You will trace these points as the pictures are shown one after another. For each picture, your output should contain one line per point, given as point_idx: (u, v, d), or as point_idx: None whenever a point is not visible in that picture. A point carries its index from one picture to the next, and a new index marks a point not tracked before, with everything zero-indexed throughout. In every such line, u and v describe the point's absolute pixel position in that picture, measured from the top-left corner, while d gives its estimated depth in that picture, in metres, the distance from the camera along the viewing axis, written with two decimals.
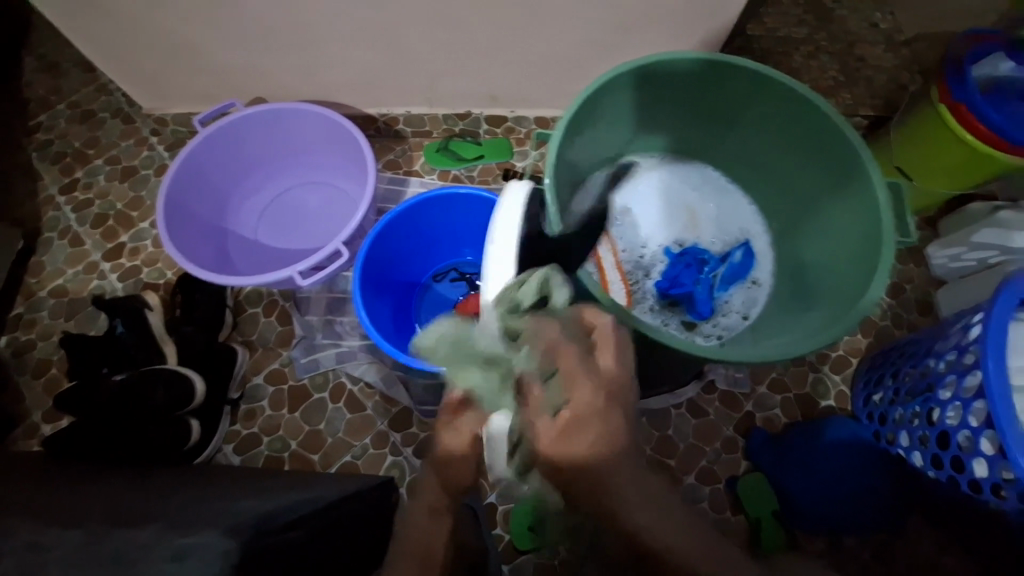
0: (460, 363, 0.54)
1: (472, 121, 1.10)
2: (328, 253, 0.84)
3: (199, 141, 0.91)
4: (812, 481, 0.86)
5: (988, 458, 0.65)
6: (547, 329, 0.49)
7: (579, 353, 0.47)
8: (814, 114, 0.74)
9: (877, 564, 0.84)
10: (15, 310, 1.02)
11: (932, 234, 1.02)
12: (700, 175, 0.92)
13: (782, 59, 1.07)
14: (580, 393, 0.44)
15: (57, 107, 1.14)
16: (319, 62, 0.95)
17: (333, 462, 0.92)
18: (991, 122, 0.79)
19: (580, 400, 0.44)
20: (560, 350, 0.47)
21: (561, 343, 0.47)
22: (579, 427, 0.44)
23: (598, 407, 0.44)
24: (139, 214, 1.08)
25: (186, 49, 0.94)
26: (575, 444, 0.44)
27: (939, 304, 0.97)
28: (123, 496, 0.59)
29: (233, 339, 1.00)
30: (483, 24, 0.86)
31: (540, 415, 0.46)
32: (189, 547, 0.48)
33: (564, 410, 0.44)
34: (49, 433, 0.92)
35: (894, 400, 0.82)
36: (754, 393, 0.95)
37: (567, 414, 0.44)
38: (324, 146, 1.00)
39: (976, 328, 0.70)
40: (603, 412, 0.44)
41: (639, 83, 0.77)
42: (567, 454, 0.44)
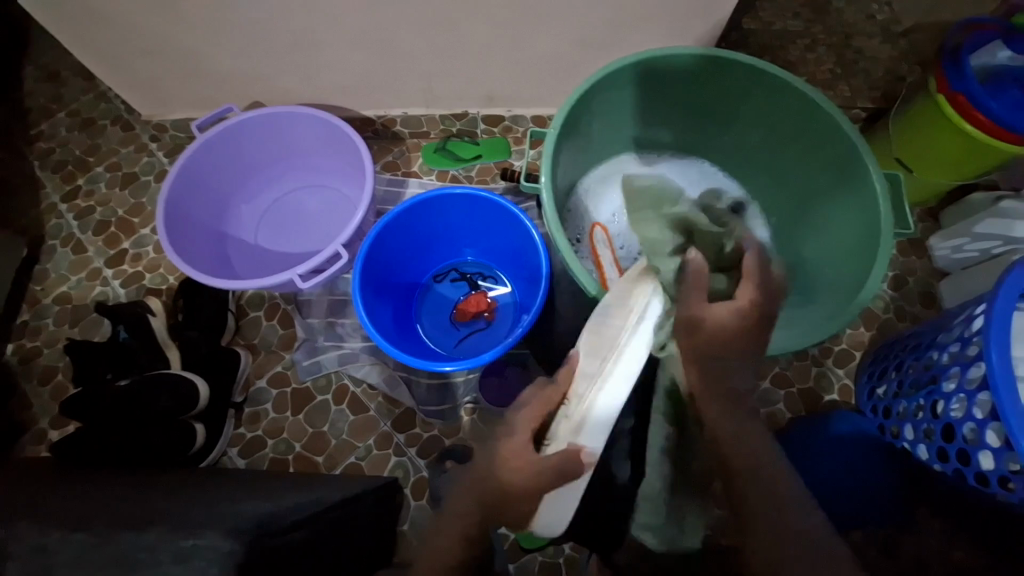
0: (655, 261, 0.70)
1: (469, 121, 1.11)
2: (328, 256, 0.84)
3: (197, 147, 0.91)
4: (816, 475, 0.85)
5: (993, 450, 0.65)
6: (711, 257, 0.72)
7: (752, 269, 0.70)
8: (810, 108, 0.74)
9: (884, 558, 0.84)
10: (20, 318, 1.03)
11: (933, 225, 1.02)
12: (697, 171, 0.91)
13: (779, 52, 1.07)
14: (746, 292, 0.67)
15: (57, 116, 1.15)
16: (315, 66, 0.96)
17: (337, 463, 0.92)
18: (989, 111, 0.78)
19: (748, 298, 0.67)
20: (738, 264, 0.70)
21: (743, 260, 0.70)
22: (742, 313, 0.66)
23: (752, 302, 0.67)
24: (141, 220, 1.09)
25: (183, 56, 0.94)
26: (744, 316, 0.65)
27: (942, 296, 0.97)
28: (128, 499, 0.59)
29: (235, 342, 1.00)
30: (477, 24, 0.86)
31: (721, 296, 0.66)
32: (192, 549, 0.48)
33: (731, 301, 0.66)
34: (55, 439, 0.93)
35: (899, 393, 0.81)
36: (757, 388, 0.94)
37: (729, 304, 0.66)
38: (321, 149, 1.00)
39: (979, 320, 0.69)
40: (755, 308, 0.66)
41: (634, 80, 0.77)
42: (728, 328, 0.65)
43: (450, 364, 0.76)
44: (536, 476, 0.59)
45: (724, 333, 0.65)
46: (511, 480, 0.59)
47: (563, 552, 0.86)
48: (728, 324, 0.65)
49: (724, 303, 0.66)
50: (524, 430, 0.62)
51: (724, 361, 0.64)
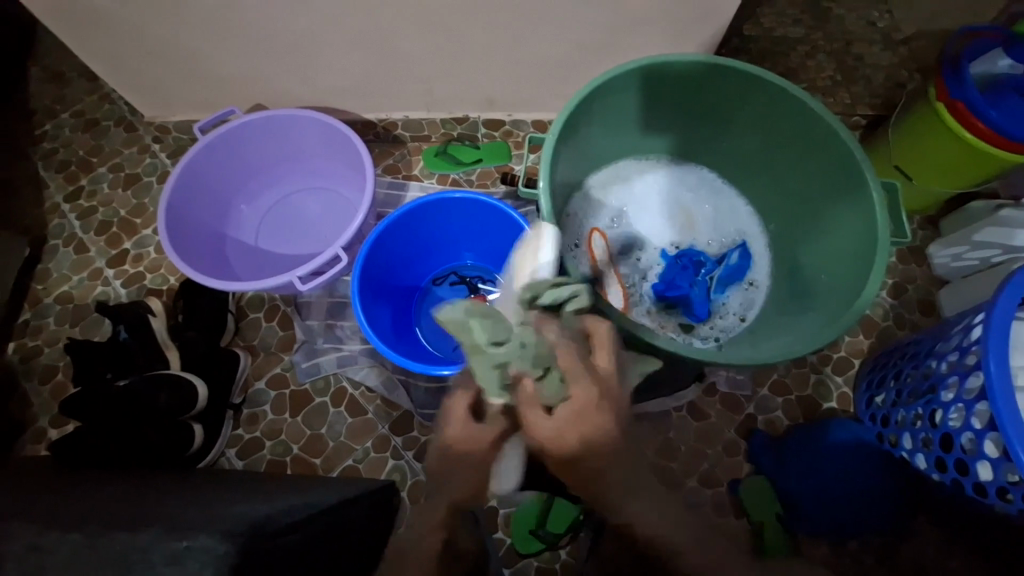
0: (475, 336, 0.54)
1: (471, 125, 1.11)
2: (327, 258, 0.84)
3: (199, 149, 0.92)
4: (814, 484, 0.85)
5: (991, 460, 0.65)
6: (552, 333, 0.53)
7: (572, 354, 0.52)
8: (808, 115, 0.74)
9: (881, 567, 0.84)
10: (22, 317, 1.04)
11: (933, 233, 1.02)
12: (696, 177, 0.91)
13: (780, 59, 1.07)
14: (581, 388, 0.50)
15: (61, 116, 1.16)
16: (316, 69, 0.96)
17: (334, 465, 0.92)
18: (989, 121, 0.79)
19: (578, 395, 0.49)
20: (557, 350, 0.52)
21: (560, 345, 0.52)
22: (576, 424, 0.49)
23: (590, 415, 0.49)
24: (142, 221, 1.10)
25: (186, 58, 0.95)
26: (568, 442, 0.49)
27: (941, 304, 0.97)
28: (123, 499, 0.60)
29: (234, 344, 1.00)
30: (477, 29, 0.87)
31: (534, 410, 0.50)
32: (185, 551, 0.48)
33: (563, 403, 0.49)
34: (54, 438, 0.93)
35: (897, 402, 0.81)
36: (755, 395, 0.94)
37: (573, 405, 0.50)
38: (322, 151, 1.01)
39: (978, 329, 0.69)
40: (590, 426, 0.49)
41: (632, 85, 0.78)
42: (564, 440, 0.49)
43: (449, 368, 0.76)
44: (488, 456, 0.56)
45: (570, 431, 0.49)
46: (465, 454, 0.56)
47: (559, 557, 0.86)
48: (555, 441, 0.49)
49: (547, 409, 0.50)
50: (459, 412, 0.58)
51: (576, 463, 0.50)
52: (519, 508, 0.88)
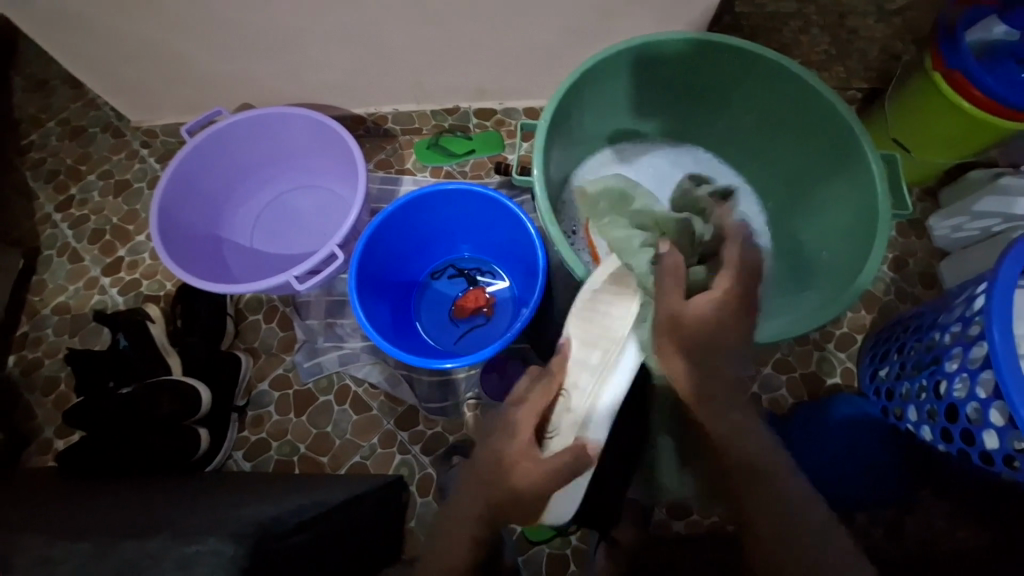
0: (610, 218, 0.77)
1: (462, 115, 1.10)
2: (324, 256, 0.84)
3: (188, 152, 0.91)
4: (820, 460, 0.85)
5: (997, 429, 0.65)
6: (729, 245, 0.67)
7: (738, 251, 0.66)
8: (804, 90, 0.73)
9: (889, 539, 0.84)
10: (20, 329, 1.03)
11: (932, 205, 1.01)
12: (692, 158, 0.90)
13: (773, 34, 1.06)
14: (725, 282, 0.62)
15: (47, 125, 1.14)
16: (302, 66, 0.95)
17: (342, 463, 0.93)
18: (985, 87, 0.77)
19: (724, 289, 0.61)
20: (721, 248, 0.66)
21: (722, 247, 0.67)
22: (708, 331, 0.59)
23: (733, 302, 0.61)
24: (135, 227, 1.09)
25: (168, 59, 0.93)
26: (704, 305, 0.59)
27: (943, 276, 0.96)
28: (131, 507, 0.60)
29: (235, 347, 1.00)
30: (464, 18, 0.85)
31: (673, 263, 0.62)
32: (195, 555, 0.48)
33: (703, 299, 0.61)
34: (61, 449, 0.94)
35: (901, 375, 0.81)
36: (758, 374, 0.94)
37: (713, 292, 0.61)
38: (313, 149, 1.00)
39: (981, 299, 0.68)
40: (737, 300, 0.61)
41: (623, 67, 0.76)
42: (679, 373, 0.59)
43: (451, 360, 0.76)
44: (546, 479, 0.57)
45: (694, 349, 0.58)
46: (522, 484, 0.56)
47: (570, 543, 0.86)
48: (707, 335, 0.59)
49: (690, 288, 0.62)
50: (528, 424, 0.59)
51: (694, 333, 0.59)
52: None
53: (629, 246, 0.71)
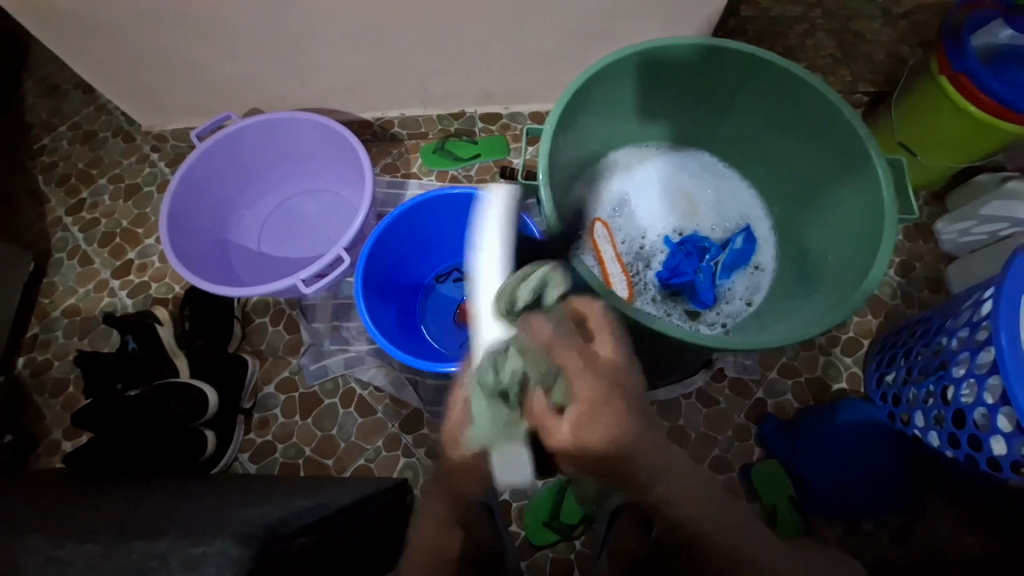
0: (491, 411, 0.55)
1: (467, 120, 1.10)
2: (330, 260, 0.84)
3: (196, 156, 0.92)
4: (824, 465, 0.85)
5: (1005, 435, 0.64)
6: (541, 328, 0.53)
7: (575, 348, 0.53)
8: (810, 95, 0.73)
9: (897, 546, 0.83)
10: (30, 331, 1.04)
11: (939, 209, 1.01)
12: (698, 162, 0.90)
13: (779, 38, 1.05)
14: (586, 390, 0.51)
15: (59, 129, 1.16)
16: (308, 71, 0.96)
17: (347, 466, 0.93)
18: (991, 91, 0.78)
19: (584, 393, 0.51)
20: (557, 346, 0.52)
21: (558, 340, 0.53)
22: (589, 419, 0.51)
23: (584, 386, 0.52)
24: (145, 230, 1.10)
25: (179, 65, 0.95)
26: (584, 435, 0.50)
27: (950, 281, 0.96)
28: (137, 507, 0.60)
29: (242, 349, 1.01)
30: (469, 23, 0.86)
31: (549, 419, 0.52)
32: (201, 556, 0.49)
33: (571, 407, 0.51)
34: (69, 449, 0.94)
35: (908, 380, 0.81)
36: (764, 378, 0.94)
37: (576, 410, 0.51)
38: (320, 153, 1.00)
39: (988, 304, 0.68)
40: (610, 412, 0.51)
41: (628, 72, 0.77)
42: (589, 443, 0.51)
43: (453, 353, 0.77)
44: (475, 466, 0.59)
45: (595, 430, 0.50)
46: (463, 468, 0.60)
47: (574, 547, 0.86)
48: (577, 421, 0.51)
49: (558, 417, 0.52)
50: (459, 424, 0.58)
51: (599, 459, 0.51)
52: (532, 501, 0.88)
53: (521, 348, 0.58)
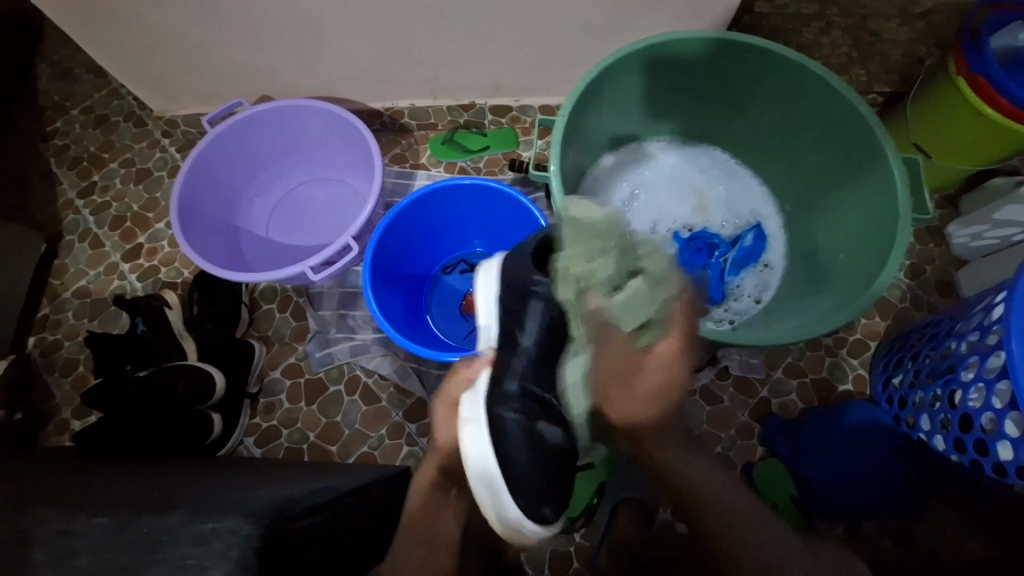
0: (604, 245, 0.61)
1: (477, 112, 1.10)
2: (338, 248, 0.84)
3: (207, 141, 0.92)
4: (828, 466, 0.85)
5: (1011, 440, 0.64)
6: (665, 343, 0.60)
7: (679, 324, 0.61)
8: (826, 92, 0.72)
9: (898, 549, 0.83)
10: (41, 312, 1.06)
11: (952, 212, 0.99)
12: (709, 158, 0.90)
13: (794, 35, 1.04)
14: (667, 344, 0.60)
15: (72, 113, 1.17)
16: (320, 59, 0.96)
17: (350, 452, 0.94)
18: (1011, 95, 0.77)
19: (662, 353, 0.60)
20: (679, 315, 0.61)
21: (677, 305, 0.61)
22: (667, 363, 0.60)
23: (666, 359, 0.60)
24: (155, 215, 1.11)
25: (193, 52, 0.95)
26: (659, 371, 0.60)
27: (960, 285, 0.95)
28: (149, 484, 0.62)
29: (249, 335, 1.01)
30: (483, 12, 0.86)
31: (661, 346, 0.60)
32: (212, 531, 0.52)
33: (662, 345, 0.60)
34: (78, 429, 0.96)
35: (915, 383, 0.80)
36: (769, 378, 0.93)
37: (658, 353, 0.60)
38: (331, 143, 1.01)
39: (999, 308, 0.67)
40: (664, 369, 0.60)
41: (642, 70, 0.77)
42: (670, 372, 0.60)
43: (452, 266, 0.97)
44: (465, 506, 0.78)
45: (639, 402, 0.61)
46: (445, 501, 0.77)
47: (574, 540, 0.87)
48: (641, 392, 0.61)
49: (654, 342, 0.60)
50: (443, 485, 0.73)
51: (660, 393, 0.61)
52: None
53: (597, 250, 0.61)
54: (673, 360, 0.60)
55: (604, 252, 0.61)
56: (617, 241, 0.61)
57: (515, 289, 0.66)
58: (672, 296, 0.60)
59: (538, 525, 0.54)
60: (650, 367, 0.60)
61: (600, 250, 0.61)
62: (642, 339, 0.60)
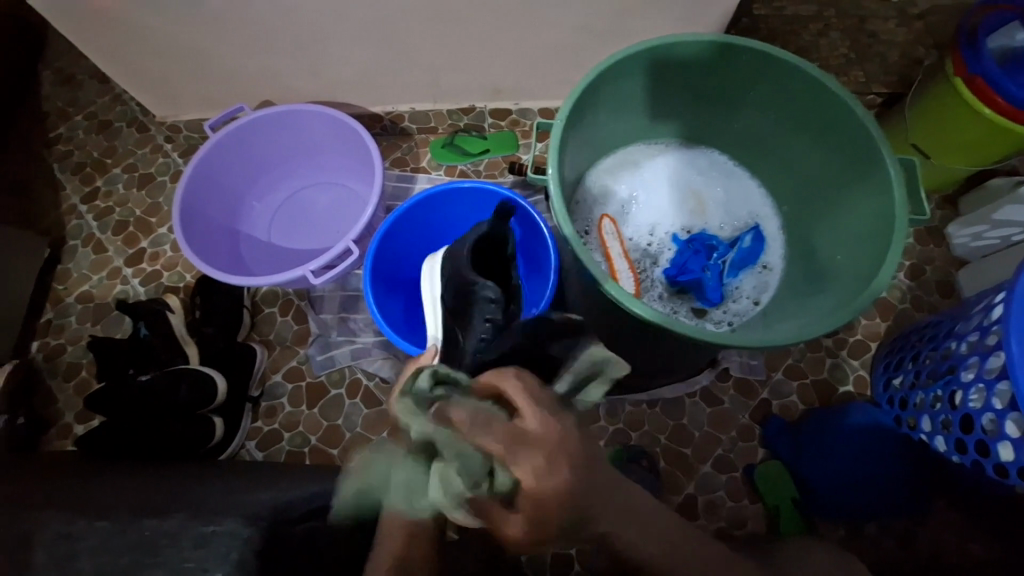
0: (419, 411, 0.46)
1: (477, 115, 1.10)
2: (339, 252, 0.85)
3: (208, 146, 0.93)
4: (829, 467, 0.85)
5: (1012, 441, 0.64)
6: (494, 446, 0.38)
7: (495, 426, 0.38)
8: (823, 94, 0.72)
9: (901, 551, 0.83)
10: (44, 316, 1.06)
11: (951, 212, 0.99)
12: (707, 160, 0.90)
13: (791, 38, 1.04)
14: (496, 446, 0.37)
15: (75, 119, 1.18)
16: (321, 64, 0.97)
17: (352, 456, 0.94)
18: (1009, 95, 0.77)
19: (512, 486, 0.37)
20: (475, 429, 0.39)
21: (473, 424, 0.39)
22: (529, 491, 0.37)
23: (521, 487, 0.37)
24: (157, 220, 1.12)
25: (195, 58, 0.96)
26: (534, 502, 0.37)
27: (961, 285, 0.95)
28: (150, 488, 0.62)
29: (251, 338, 1.02)
30: (481, 17, 0.86)
31: (508, 504, 0.39)
32: None
33: (506, 483, 0.38)
34: (81, 433, 0.97)
35: (915, 384, 0.80)
36: (769, 379, 0.94)
37: (512, 481, 0.37)
38: (332, 147, 1.01)
39: (999, 308, 0.67)
40: (530, 497, 0.37)
41: (640, 73, 0.77)
42: (539, 494, 0.37)
43: None
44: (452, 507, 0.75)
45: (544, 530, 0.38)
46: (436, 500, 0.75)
47: (575, 543, 0.86)
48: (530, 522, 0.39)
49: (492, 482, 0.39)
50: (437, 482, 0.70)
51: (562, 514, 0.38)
52: None
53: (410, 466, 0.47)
54: (525, 485, 0.36)
55: (418, 440, 0.45)
56: (421, 417, 0.45)
57: (456, 286, 0.72)
58: (470, 446, 0.40)
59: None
60: (522, 499, 0.38)
61: (414, 437, 0.46)
62: (498, 484, 0.38)
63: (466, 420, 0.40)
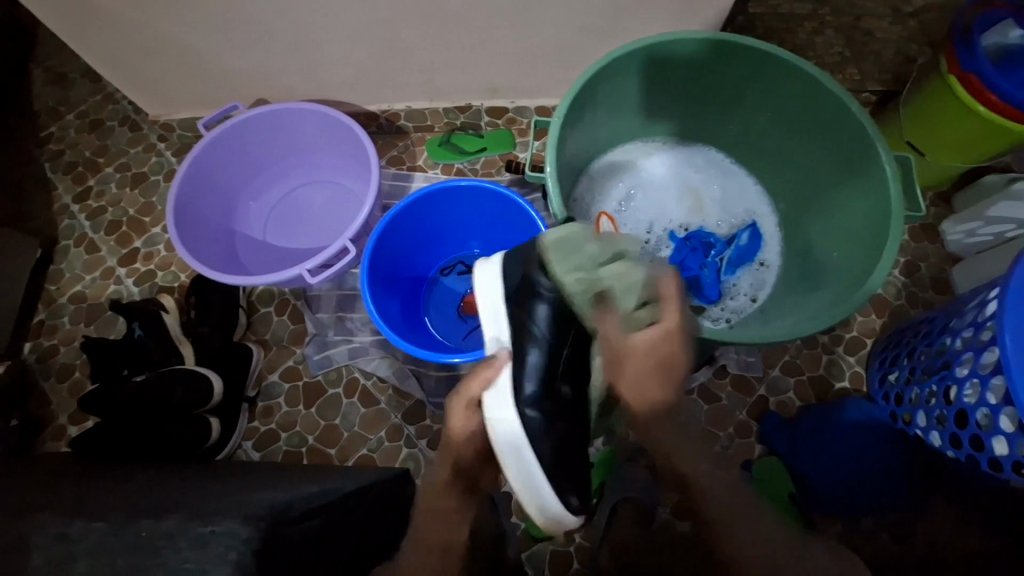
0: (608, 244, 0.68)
1: (473, 113, 1.10)
2: (336, 250, 0.84)
3: (203, 145, 0.92)
4: (826, 463, 0.86)
5: (1006, 435, 0.65)
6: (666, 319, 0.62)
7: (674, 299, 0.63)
8: (819, 92, 0.73)
9: (897, 545, 0.84)
10: (36, 317, 1.05)
11: (945, 209, 1.00)
12: (704, 158, 0.90)
13: (787, 36, 1.04)
14: (669, 317, 0.62)
15: (66, 118, 1.17)
16: (316, 63, 0.96)
17: (350, 455, 0.94)
18: (1002, 92, 0.77)
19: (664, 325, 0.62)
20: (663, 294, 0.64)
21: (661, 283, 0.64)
22: (656, 348, 0.62)
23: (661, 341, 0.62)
24: (151, 219, 1.11)
25: (188, 56, 0.95)
26: (654, 350, 0.62)
27: (955, 282, 0.96)
28: (147, 489, 0.62)
29: (247, 338, 1.01)
30: (478, 15, 0.86)
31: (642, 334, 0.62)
32: (211, 534, 0.53)
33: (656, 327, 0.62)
34: (76, 435, 0.96)
35: (911, 379, 0.81)
36: (767, 376, 0.94)
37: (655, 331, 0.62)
38: (328, 146, 1.01)
39: (993, 304, 0.68)
40: (659, 350, 0.62)
41: (636, 71, 0.77)
42: (662, 352, 0.62)
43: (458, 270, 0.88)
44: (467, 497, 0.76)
45: (642, 369, 0.62)
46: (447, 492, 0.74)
47: (574, 540, 0.86)
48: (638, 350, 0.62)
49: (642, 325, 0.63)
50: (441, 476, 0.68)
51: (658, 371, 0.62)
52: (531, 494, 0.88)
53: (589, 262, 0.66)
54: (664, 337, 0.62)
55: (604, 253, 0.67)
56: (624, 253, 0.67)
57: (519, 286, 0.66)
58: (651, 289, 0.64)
59: (570, 515, 0.59)
60: (658, 339, 0.62)
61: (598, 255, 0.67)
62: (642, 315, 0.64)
63: (662, 284, 0.64)
